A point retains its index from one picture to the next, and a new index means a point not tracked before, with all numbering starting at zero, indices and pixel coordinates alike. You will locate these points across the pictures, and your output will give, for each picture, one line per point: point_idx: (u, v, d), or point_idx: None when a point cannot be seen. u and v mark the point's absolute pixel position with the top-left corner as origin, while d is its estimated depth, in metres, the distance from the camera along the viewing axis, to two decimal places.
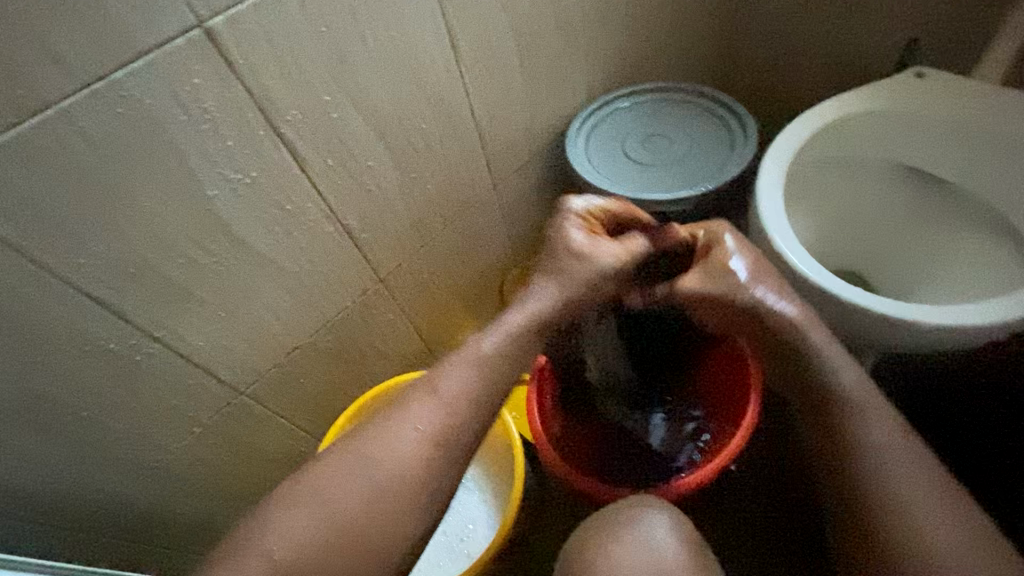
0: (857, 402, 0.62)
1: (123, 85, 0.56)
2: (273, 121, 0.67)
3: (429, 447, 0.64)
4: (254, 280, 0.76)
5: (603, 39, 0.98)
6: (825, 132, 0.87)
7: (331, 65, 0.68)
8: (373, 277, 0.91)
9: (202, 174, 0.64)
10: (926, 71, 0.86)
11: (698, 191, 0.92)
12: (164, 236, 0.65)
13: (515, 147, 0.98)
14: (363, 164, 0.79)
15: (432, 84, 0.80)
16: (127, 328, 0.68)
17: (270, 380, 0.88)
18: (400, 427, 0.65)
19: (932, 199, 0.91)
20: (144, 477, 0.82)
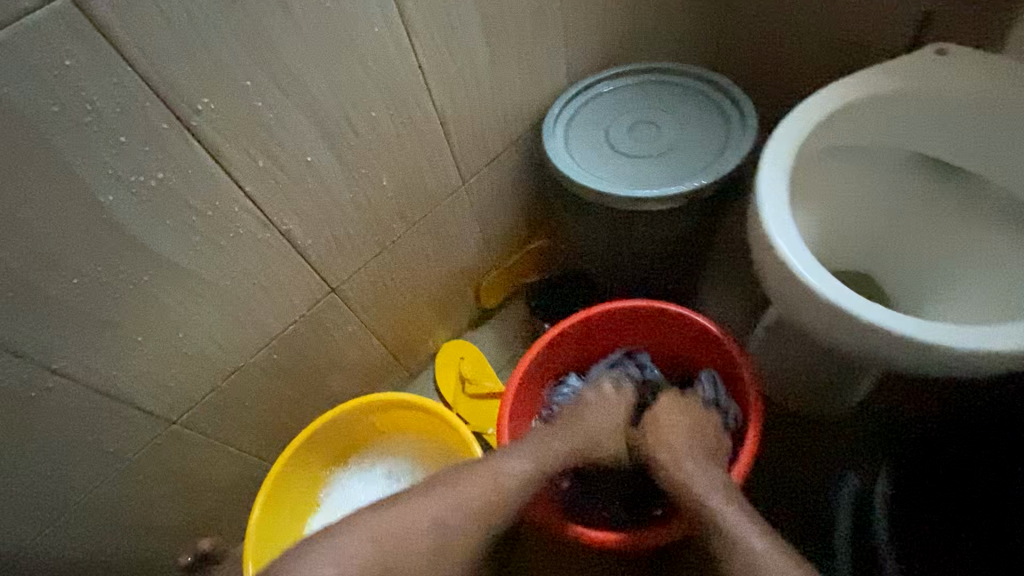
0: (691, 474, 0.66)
1: None
2: (179, 112, 0.55)
3: (465, 516, 0.62)
4: (176, 298, 0.66)
5: (584, 12, 0.86)
6: (833, 119, 0.77)
7: (250, 44, 0.57)
8: (324, 287, 0.81)
9: (93, 178, 0.53)
10: (947, 48, 0.76)
11: (688, 186, 0.81)
12: (51, 253, 0.54)
13: (484, 137, 0.87)
14: (301, 161, 0.68)
15: (382, 66, 0.69)
16: (17, 360, 0.58)
17: (208, 405, 0.78)
18: (418, 513, 0.61)
19: (947, 194, 0.81)
20: (64, 517, 0.73)
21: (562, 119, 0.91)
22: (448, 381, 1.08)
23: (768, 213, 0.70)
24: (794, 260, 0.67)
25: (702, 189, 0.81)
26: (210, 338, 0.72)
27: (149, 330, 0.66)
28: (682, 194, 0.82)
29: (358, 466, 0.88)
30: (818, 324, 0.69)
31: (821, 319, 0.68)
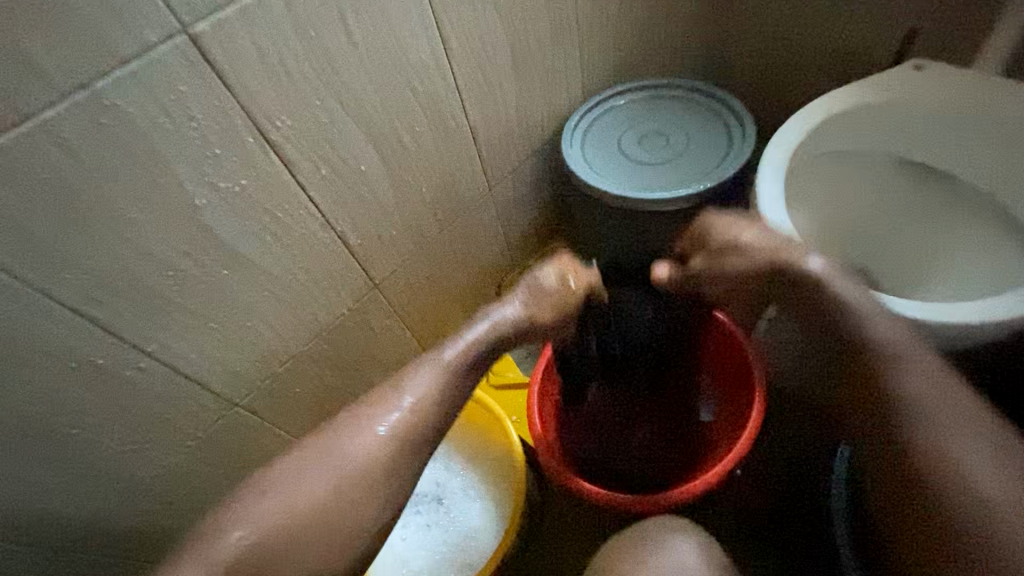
0: (907, 354, 0.58)
1: (105, 95, 0.53)
2: (261, 127, 0.65)
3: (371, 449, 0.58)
4: (246, 290, 0.74)
5: (597, 36, 0.96)
6: (824, 127, 0.86)
7: (321, 69, 0.66)
8: (367, 283, 0.90)
9: (189, 183, 0.62)
10: (926, 63, 0.84)
11: (696, 188, 0.90)
12: (151, 249, 0.63)
13: (509, 148, 0.97)
14: (355, 170, 0.77)
15: (425, 85, 0.78)
16: (117, 343, 0.66)
17: (265, 391, 0.86)
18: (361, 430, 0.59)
19: (933, 193, 0.90)
20: (137, 493, 0.80)
21: (579, 131, 1.00)
22: None
23: (772, 210, 0.78)
24: None
25: (708, 191, 0.90)
26: (272, 328, 0.81)
27: (222, 318, 0.74)
28: (691, 196, 0.90)
29: None
30: None
31: None
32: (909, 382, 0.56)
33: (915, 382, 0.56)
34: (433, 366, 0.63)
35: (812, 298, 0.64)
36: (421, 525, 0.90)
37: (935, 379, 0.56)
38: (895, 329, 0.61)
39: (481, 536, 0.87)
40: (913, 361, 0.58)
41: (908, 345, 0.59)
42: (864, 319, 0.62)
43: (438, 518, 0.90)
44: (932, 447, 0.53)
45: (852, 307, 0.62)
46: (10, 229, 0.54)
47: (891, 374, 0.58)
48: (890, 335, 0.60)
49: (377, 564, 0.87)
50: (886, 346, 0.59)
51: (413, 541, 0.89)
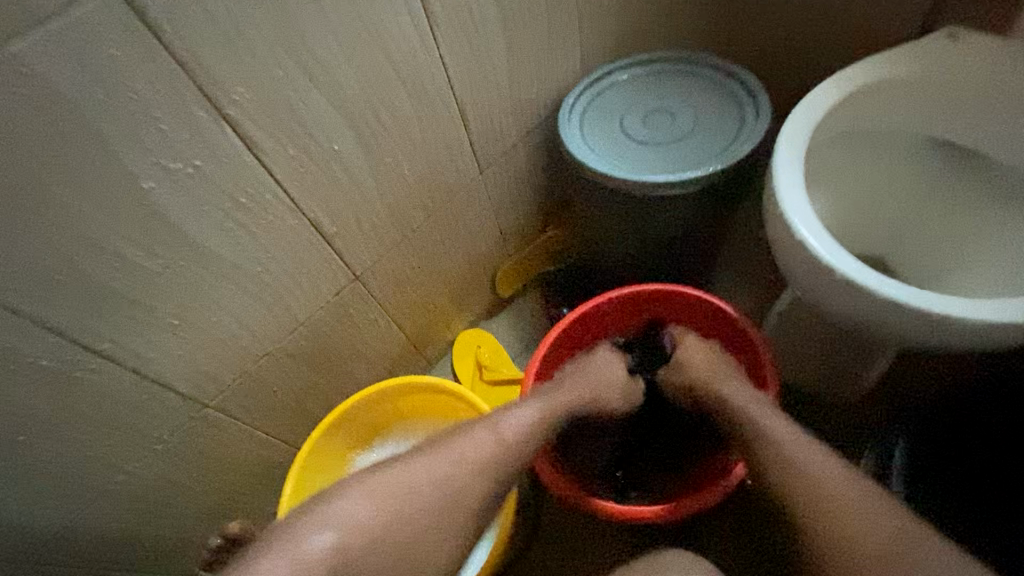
0: (759, 414, 0.68)
1: (24, 60, 0.46)
2: (215, 101, 0.58)
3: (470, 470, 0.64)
4: (208, 282, 0.68)
5: (597, 4, 0.88)
6: (846, 103, 0.78)
7: (281, 35, 0.59)
8: (347, 274, 0.84)
9: (134, 165, 0.56)
10: (959, 32, 0.76)
11: (704, 171, 0.82)
12: (95, 238, 0.57)
13: (501, 127, 0.89)
14: (329, 151, 0.70)
15: (405, 57, 0.71)
16: (62, 342, 0.60)
17: (238, 389, 0.81)
18: (417, 473, 0.63)
19: (966, 176, 0.82)
20: (102, 498, 0.75)
21: (577, 109, 0.92)
22: (466, 369, 1.10)
23: (790, 201, 0.71)
24: (814, 243, 0.69)
25: (718, 174, 0.83)
26: (241, 323, 0.74)
27: (184, 314, 0.68)
28: (699, 180, 0.83)
29: (380, 449, 0.90)
30: (836, 301, 0.71)
31: (845, 300, 0.70)
32: (779, 447, 0.63)
33: (789, 445, 0.62)
34: (485, 430, 0.68)
35: (729, 421, 0.71)
36: None
37: (850, 479, 0.58)
38: (789, 424, 0.66)
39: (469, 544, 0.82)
40: (800, 454, 0.61)
41: (803, 449, 0.62)
42: (761, 415, 0.68)
43: None
44: (797, 474, 0.60)
45: (773, 444, 0.64)
46: None
47: (757, 426, 0.67)
48: (786, 438, 0.64)
49: None
50: (784, 456, 0.62)
51: None
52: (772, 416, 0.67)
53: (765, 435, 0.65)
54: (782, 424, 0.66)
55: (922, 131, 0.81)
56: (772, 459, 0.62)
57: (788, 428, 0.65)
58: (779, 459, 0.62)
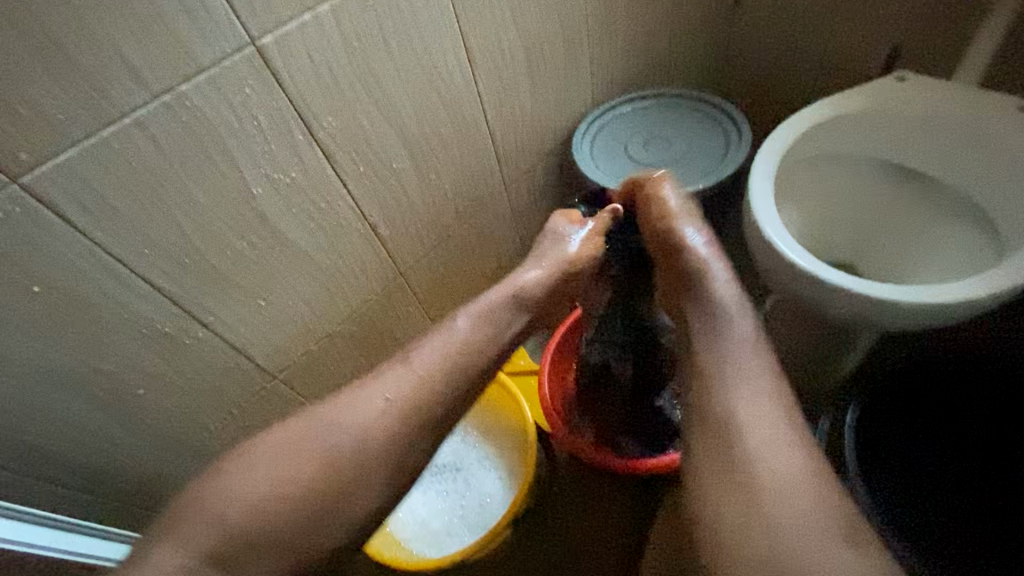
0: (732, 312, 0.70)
1: (188, 96, 0.63)
2: (311, 127, 0.74)
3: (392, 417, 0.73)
4: (288, 270, 0.83)
5: (606, 49, 1.05)
6: (814, 131, 0.94)
7: (362, 77, 0.76)
8: (394, 270, 0.99)
9: (249, 174, 0.72)
10: (906, 75, 0.93)
11: (696, 187, 0.98)
12: (214, 231, 0.73)
13: (525, 150, 1.06)
14: (389, 167, 0.87)
15: (452, 93, 0.88)
16: (180, 313, 0.75)
17: (301, 366, 0.95)
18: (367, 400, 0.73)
19: (919, 193, 0.97)
20: (187, 454, 0.89)
21: (588, 135, 1.09)
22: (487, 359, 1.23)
23: (761, 207, 0.87)
24: (781, 243, 0.84)
25: (708, 190, 0.98)
26: (309, 307, 0.90)
27: (269, 296, 0.83)
28: (692, 194, 0.98)
29: None
30: (808, 294, 0.85)
31: (811, 291, 0.84)
32: (739, 380, 0.64)
33: (741, 354, 0.66)
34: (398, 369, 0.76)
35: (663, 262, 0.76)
36: (439, 492, 0.98)
37: (752, 413, 0.62)
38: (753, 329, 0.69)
39: (493, 501, 0.95)
40: (744, 369, 0.65)
41: (750, 371, 0.65)
42: (711, 304, 0.71)
43: (455, 485, 0.98)
44: (726, 413, 0.62)
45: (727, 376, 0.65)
46: (105, 210, 0.64)
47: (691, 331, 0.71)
48: (709, 355, 0.67)
49: (400, 527, 0.95)
50: (724, 360, 0.66)
51: (432, 506, 0.97)
52: (728, 290, 0.72)
53: (715, 319, 0.70)
54: (744, 332, 0.68)
55: (881, 155, 0.97)
56: (721, 409, 0.62)
57: (749, 343, 0.67)
58: (723, 348, 0.67)
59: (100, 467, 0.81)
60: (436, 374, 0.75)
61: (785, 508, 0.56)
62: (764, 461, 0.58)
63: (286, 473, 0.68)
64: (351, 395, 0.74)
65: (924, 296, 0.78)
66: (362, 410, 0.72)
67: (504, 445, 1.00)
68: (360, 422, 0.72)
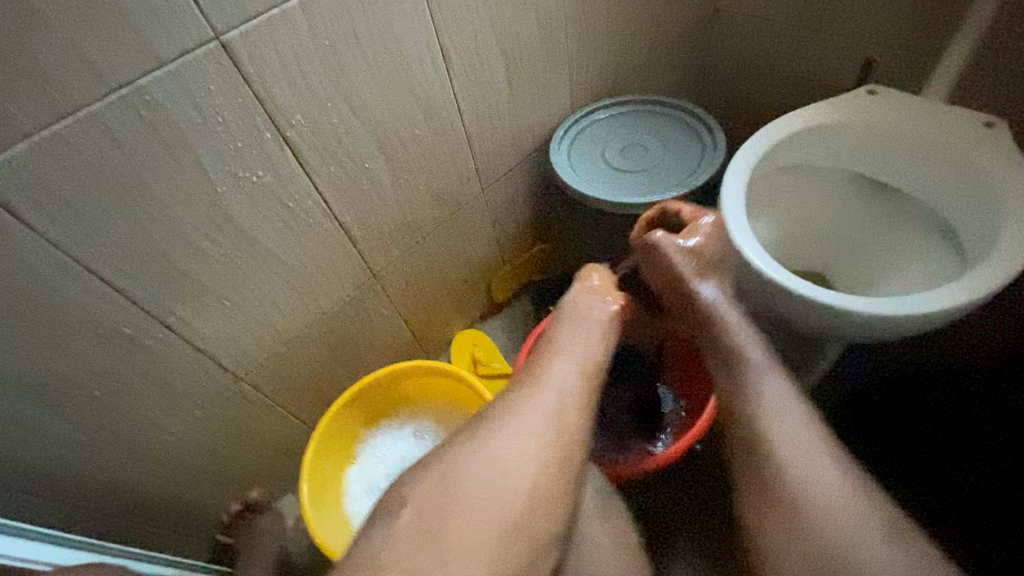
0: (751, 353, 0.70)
1: (148, 91, 0.61)
2: (279, 125, 0.73)
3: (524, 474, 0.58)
4: (255, 271, 0.82)
5: (585, 54, 1.05)
6: (786, 142, 0.95)
7: (333, 76, 0.74)
8: (367, 271, 0.98)
9: (213, 172, 0.70)
10: (876, 89, 0.94)
11: (669, 194, 0.99)
12: (176, 230, 0.71)
13: (502, 153, 1.05)
14: (361, 168, 0.85)
15: (427, 93, 0.87)
16: (140, 314, 0.73)
17: (269, 367, 0.93)
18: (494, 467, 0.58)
19: (885, 205, 0.99)
20: (147, 458, 0.86)
21: (565, 140, 1.09)
22: (463, 360, 1.23)
23: (730, 214, 0.87)
24: (750, 251, 0.85)
25: (681, 198, 0.99)
26: (278, 308, 0.88)
27: (235, 297, 0.82)
28: (665, 201, 0.99)
29: (388, 428, 1.02)
30: (774, 302, 0.87)
31: (778, 300, 0.85)
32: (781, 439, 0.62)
33: (774, 398, 0.66)
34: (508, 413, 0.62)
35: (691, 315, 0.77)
36: None
37: (822, 469, 0.60)
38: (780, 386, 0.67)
39: None
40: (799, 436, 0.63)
41: (780, 409, 0.65)
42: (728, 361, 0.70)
43: None
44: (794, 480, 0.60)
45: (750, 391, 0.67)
46: (58, 207, 0.61)
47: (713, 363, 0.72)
48: (767, 390, 0.66)
49: None
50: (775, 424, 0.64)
51: None
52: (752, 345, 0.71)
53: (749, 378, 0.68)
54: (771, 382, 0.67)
55: (850, 167, 0.98)
56: (755, 416, 0.65)
57: (783, 392, 0.66)
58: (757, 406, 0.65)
59: (53, 472, 0.78)
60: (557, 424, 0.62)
61: (823, 522, 0.58)
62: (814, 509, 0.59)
63: (484, 526, 0.56)
64: (455, 472, 0.58)
65: (886, 308, 0.79)
66: (518, 461, 0.59)
67: None
68: (515, 477, 0.58)
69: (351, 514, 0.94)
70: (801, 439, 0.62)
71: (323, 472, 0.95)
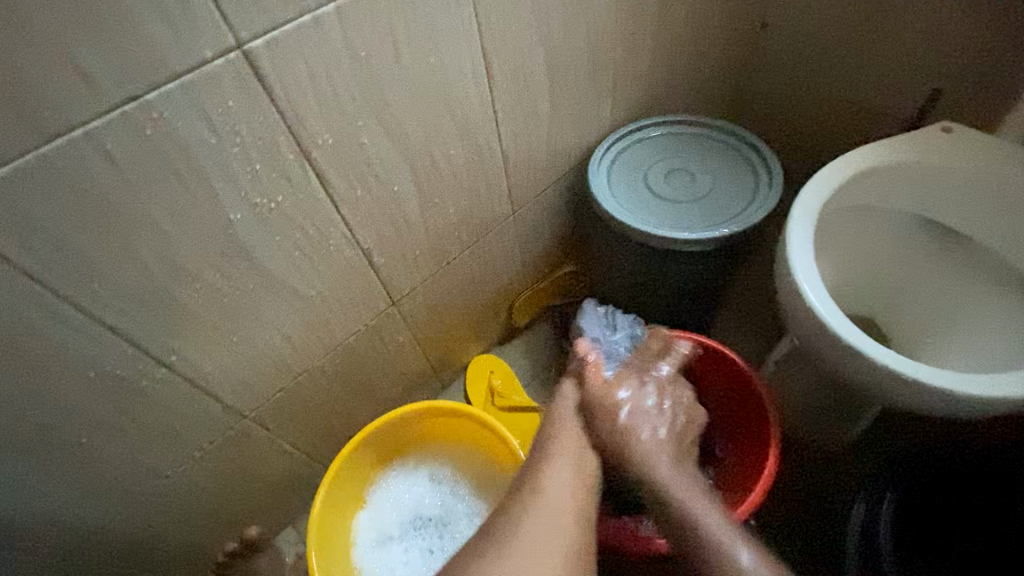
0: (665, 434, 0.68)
1: (155, 107, 0.52)
2: (303, 145, 0.64)
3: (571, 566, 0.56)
4: (266, 304, 0.73)
5: (633, 70, 0.96)
6: (852, 182, 0.87)
7: (366, 91, 0.65)
8: (386, 300, 0.89)
9: (226, 197, 0.61)
10: (953, 126, 0.86)
11: (722, 231, 0.90)
12: (180, 262, 0.62)
13: (538, 175, 0.96)
14: (389, 191, 0.76)
15: (465, 110, 0.78)
16: (135, 353, 0.65)
17: (275, 403, 0.85)
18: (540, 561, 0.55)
19: (953, 252, 0.91)
20: (137, 503, 0.78)
21: (605, 162, 1.00)
22: (480, 394, 1.14)
23: (796, 262, 0.79)
24: (818, 306, 0.77)
25: (734, 235, 0.90)
26: (288, 342, 0.79)
27: (242, 332, 0.73)
28: (717, 238, 0.90)
29: (401, 470, 0.94)
30: (836, 361, 0.79)
31: (844, 360, 0.77)
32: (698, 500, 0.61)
33: (691, 486, 0.63)
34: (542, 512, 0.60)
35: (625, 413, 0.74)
36: (422, 550, 0.89)
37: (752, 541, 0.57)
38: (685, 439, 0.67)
39: (461, 517, 0.91)
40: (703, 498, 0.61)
41: (687, 492, 0.63)
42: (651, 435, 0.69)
43: (441, 543, 0.89)
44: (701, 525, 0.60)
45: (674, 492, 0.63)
46: (44, 239, 0.52)
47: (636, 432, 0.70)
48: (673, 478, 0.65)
49: None
50: (676, 485, 0.63)
51: (416, 566, 0.88)
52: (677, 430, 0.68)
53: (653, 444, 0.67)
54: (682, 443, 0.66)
55: (915, 211, 0.90)
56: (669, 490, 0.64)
57: (699, 461, 0.65)
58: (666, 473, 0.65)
59: (30, 522, 0.69)
60: (578, 496, 0.63)
61: None
62: (736, 559, 0.55)
63: None
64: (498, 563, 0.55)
65: (966, 384, 0.71)
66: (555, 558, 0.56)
67: (477, 474, 0.94)
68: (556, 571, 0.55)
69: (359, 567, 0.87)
70: (709, 517, 0.60)
71: (331, 518, 0.87)
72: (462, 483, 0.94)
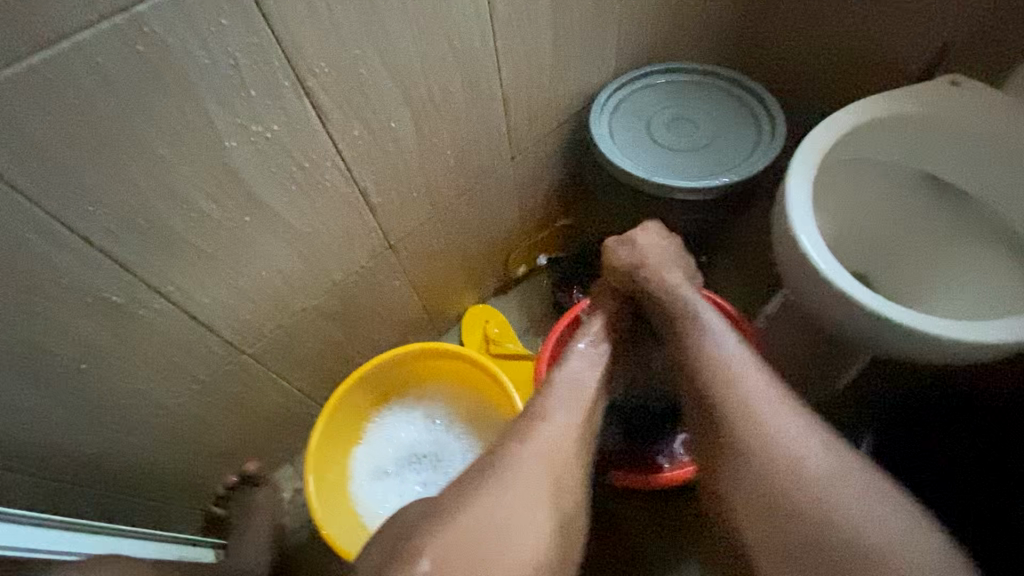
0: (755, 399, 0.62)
1: (146, 20, 0.50)
2: (299, 72, 0.62)
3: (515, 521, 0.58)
4: (262, 238, 0.73)
5: (641, 12, 0.93)
6: (856, 132, 0.86)
7: (364, 18, 0.63)
8: (383, 242, 0.88)
9: (221, 124, 0.60)
10: (960, 79, 0.84)
11: (720, 181, 0.90)
12: (175, 189, 0.61)
13: (539, 119, 0.94)
14: (387, 128, 0.75)
15: (465, 45, 0.75)
16: (131, 280, 0.65)
17: (272, 340, 0.86)
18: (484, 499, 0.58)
19: (948, 208, 0.91)
20: (137, 430, 0.79)
21: (608, 107, 0.98)
22: (475, 341, 1.15)
23: (795, 208, 0.79)
24: (817, 257, 0.77)
25: (732, 185, 0.90)
26: (283, 277, 0.79)
27: (239, 266, 0.73)
28: (715, 188, 0.90)
29: (398, 407, 0.97)
30: (825, 309, 0.80)
31: (831, 306, 0.78)
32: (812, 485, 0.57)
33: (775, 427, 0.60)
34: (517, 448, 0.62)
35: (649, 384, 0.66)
36: (416, 482, 0.92)
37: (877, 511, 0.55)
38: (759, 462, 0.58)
39: (456, 457, 0.94)
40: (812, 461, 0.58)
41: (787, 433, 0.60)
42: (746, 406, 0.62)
43: (435, 475, 0.92)
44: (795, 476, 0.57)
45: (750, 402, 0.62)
46: (36, 155, 0.52)
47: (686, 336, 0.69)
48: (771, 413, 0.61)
49: (374, 520, 0.89)
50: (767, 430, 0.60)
51: (408, 496, 0.91)
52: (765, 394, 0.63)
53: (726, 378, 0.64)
54: (793, 423, 0.61)
55: (913, 165, 0.90)
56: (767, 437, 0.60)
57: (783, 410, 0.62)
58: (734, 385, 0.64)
59: (33, 443, 0.71)
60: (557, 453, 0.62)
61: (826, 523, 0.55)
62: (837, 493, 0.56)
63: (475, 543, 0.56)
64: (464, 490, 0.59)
65: (957, 330, 0.73)
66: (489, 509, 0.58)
67: (475, 421, 0.96)
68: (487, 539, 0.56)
69: (356, 496, 0.90)
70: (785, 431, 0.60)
71: (330, 448, 0.90)
72: (459, 426, 0.96)
